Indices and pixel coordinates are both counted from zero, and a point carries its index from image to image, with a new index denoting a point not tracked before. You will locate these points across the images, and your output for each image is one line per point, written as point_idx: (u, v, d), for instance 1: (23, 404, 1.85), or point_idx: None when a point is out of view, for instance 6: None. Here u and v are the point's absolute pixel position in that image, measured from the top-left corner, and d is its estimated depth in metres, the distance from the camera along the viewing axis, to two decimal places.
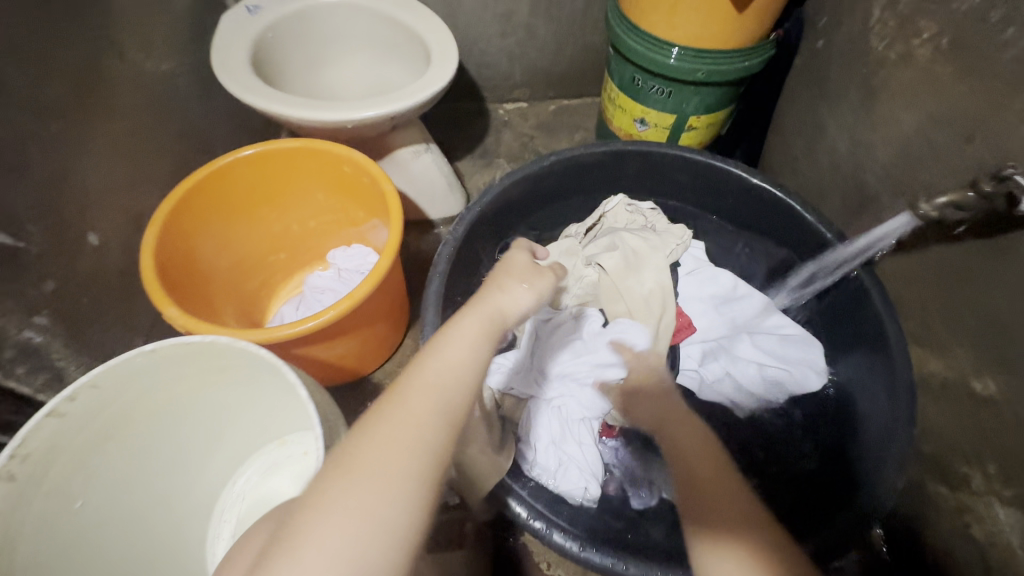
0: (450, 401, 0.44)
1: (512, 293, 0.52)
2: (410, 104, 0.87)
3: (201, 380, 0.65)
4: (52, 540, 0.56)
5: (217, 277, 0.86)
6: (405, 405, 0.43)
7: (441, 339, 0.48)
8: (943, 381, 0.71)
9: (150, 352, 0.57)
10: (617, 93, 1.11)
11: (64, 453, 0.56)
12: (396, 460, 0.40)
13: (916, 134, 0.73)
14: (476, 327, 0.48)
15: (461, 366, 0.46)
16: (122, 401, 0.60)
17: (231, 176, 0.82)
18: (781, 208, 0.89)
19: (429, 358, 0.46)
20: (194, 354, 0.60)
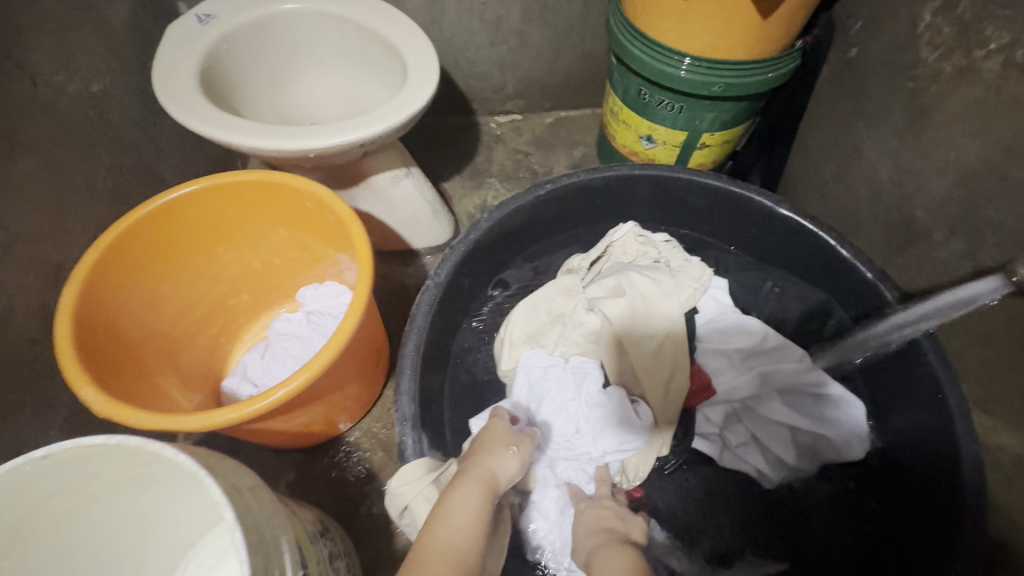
0: (467, 566, 0.48)
1: (506, 454, 0.60)
2: (382, 127, 0.75)
3: (119, 481, 0.52)
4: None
5: (159, 331, 0.74)
6: (435, 568, 0.46)
7: (446, 504, 0.53)
8: (1017, 458, 0.60)
9: (42, 458, 0.45)
10: (620, 107, 0.99)
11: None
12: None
13: (982, 163, 0.62)
14: (475, 483, 0.55)
15: (469, 526, 0.51)
16: (15, 515, 0.47)
17: (173, 216, 0.70)
18: (813, 243, 0.77)
19: (443, 524, 0.51)
20: (104, 456, 0.48)
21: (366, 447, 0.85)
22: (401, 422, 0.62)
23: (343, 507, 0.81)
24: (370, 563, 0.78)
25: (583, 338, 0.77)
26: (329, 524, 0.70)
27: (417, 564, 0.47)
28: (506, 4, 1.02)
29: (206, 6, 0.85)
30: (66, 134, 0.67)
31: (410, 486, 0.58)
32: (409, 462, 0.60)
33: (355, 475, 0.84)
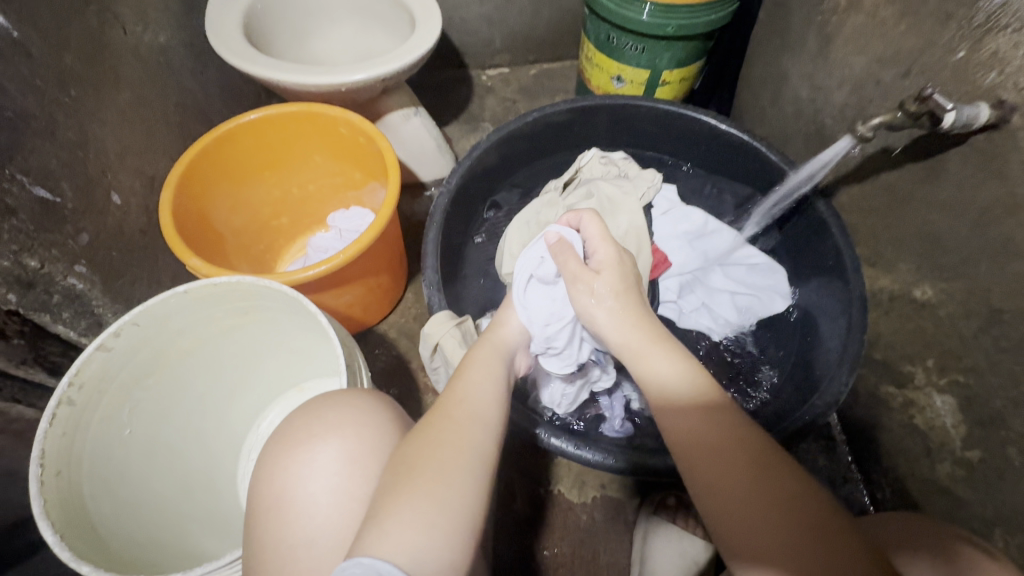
0: (485, 415, 0.55)
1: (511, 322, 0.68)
2: (398, 65, 0.92)
3: (226, 322, 0.72)
4: (108, 463, 0.64)
5: (228, 238, 0.93)
6: (454, 416, 0.54)
7: (467, 370, 0.60)
8: (891, 294, 0.80)
9: (185, 292, 0.64)
10: (594, 52, 1.17)
11: (112, 386, 0.64)
12: (453, 454, 0.50)
13: (865, 74, 0.80)
14: (494, 355, 0.63)
15: (491, 389, 0.58)
16: (158, 339, 0.67)
17: (235, 142, 0.88)
18: (745, 151, 0.97)
19: (464, 386, 0.58)
20: (224, 295, 0.67)
21: (394, 337, 1.05)
22: (430, 287, 0.82)
23: (379, 382, 1.01)
24: None
25: None
26: None
27: (439, 416, 0.54)
28: None
29: None
30: (147, 76, 0.83)
31: (439, 327, 0.77)
32: (437, 312, 0.80)
33: (387, 358, 1.03)
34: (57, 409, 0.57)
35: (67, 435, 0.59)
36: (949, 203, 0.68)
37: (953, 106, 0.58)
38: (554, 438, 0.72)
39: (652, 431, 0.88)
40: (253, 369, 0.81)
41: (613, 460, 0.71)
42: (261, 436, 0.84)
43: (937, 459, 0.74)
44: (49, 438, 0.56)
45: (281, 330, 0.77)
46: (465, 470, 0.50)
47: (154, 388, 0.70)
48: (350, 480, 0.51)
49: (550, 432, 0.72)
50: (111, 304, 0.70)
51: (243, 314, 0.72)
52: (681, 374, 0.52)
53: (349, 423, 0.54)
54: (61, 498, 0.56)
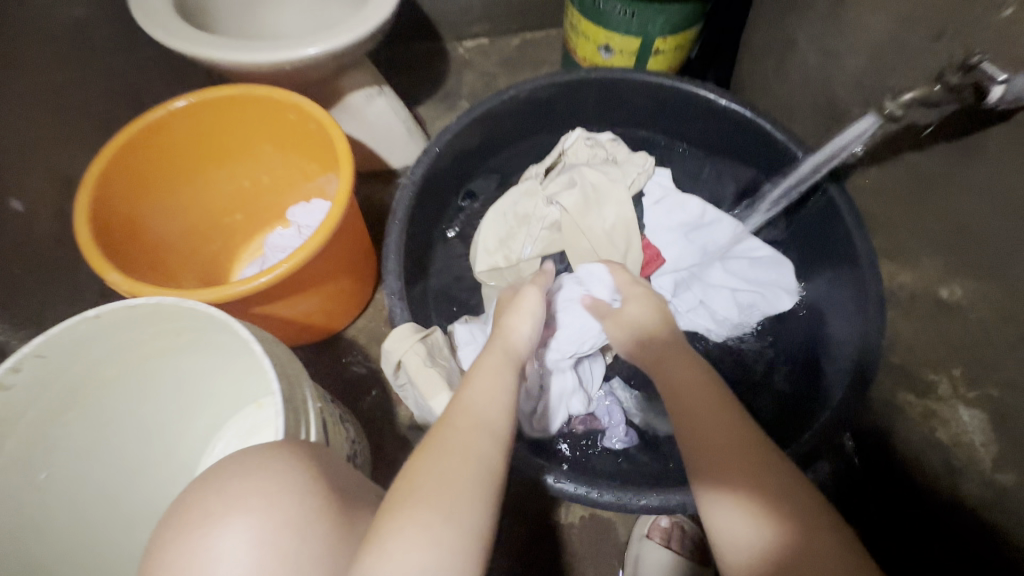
0: (493, 425, 0.48)
1: (521, 328, 0.61)
2: (350, 38, 0.81)
3: (156, 344, 0.63)
4: (17, 517, 0.55)
5: (171, 241, 0.83)
6: (459, 424, 0.47)
7: (474, 373, 0.54)
8: (912, 293, 0.71)
9: (96, 317, 0.54)
10: (579, 19, 1.04)
11: (15, 428, 0.54)
12: (458, 468, 0.44)
13: (885, 37, 0.68)
14: (499, 359, 0.55)
15: (501, 395, 0.51)
16: (71, 371, 0.57)
17: (168, 131, 0.76)
18: (748, 128, 0.86)
19: (469, 389, 0.51)
20: (148, 317, 0.57)
21: (364, 343, 0.96)
22: (391, 295, 0.73)
23: (347, 393, 0.92)
24: (376, 435, 0.90)
25: (546, 231, 0.84)
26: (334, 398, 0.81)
27: (443, 425, 0.48)
28: None
29: None
30: (57, 57, 0.72)
31: (401, 343, 0.68)
32: (399, 324, 0.71)
33: (356, 366, 0.94)
34: None
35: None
36: (987, 190, 0.58)
37: (1005, 76, 0.49)
38: (563, 482, 0.62)
39: (659, 448, 0.79)
40: (199, 390, 0.72)
41: (631, 504, 0.61)
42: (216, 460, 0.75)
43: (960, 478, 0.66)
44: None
45: (226, 352, 0.67)
46: (471, 486, 0.43)
47: (77, 423, 0.61)
48: (263, 556, 0.42)
49: (558, 476, 0.62)
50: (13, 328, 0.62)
51: (176, 335, 0.62)
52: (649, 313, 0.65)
53: (254, 492, 0.44)
54: None
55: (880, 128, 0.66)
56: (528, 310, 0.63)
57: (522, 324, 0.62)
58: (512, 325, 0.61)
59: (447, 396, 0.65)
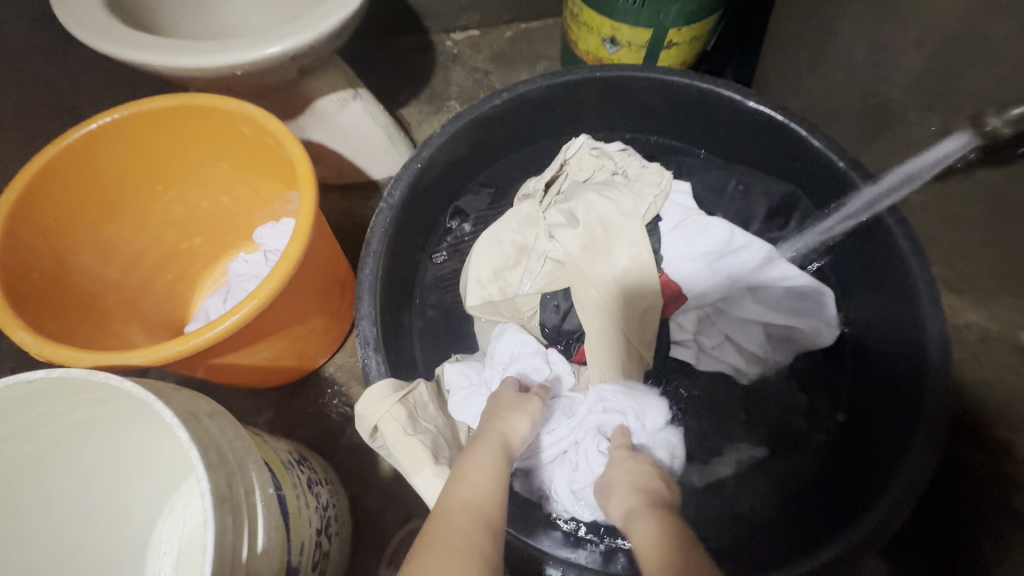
0: (488, 517, 0.43)
1: (519, 419, 0.54)
2: (312, 35, 0.68)
3: (76, 413, 0.51)
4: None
5: (113, 275, 0.72)
6: (459, 520, 0.42)
7: (466, 458, 0.49)
8: (983, 334, 0.60)
9: None
10: (581, 7, 0.92)
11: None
12: (468, 571, 0.38)
13: (953, 26, 0.56)
14: (487, 440, 0.51)
15: (497, 481, 0.47)
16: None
17: (95, 148, 0.64)
18: (780, 133, 0.75)
19: (463, 476, 0.47)
20: (56, 392, 0.47)
21: (343, 382, 0.85)
22: (365, 345, 0.61)
23: (324, 440, 0.82)
24: (357, 489, 0.79)
25: (548, 266, 0.73)
26: (306, 454, 0.70)
27: (440, 519, 0.43)
28: None
29: None
30: None
31: (378, 406, 0.57)
32: (376, 383, 0.59)
33: (335, 408, 0.83)
34: None
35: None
36: None
37: None
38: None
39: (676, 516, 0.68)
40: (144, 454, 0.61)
41: None
42: (176, 526, 0.64)
43: None
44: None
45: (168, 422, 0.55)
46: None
47: None
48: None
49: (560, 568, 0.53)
50: None
51: (100, 407, 0.51)
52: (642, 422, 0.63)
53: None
54: None
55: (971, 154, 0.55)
56: (530, 413, 0.56)
57: (522, 421, 0.54)
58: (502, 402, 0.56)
59: (432, 473, 0.55)
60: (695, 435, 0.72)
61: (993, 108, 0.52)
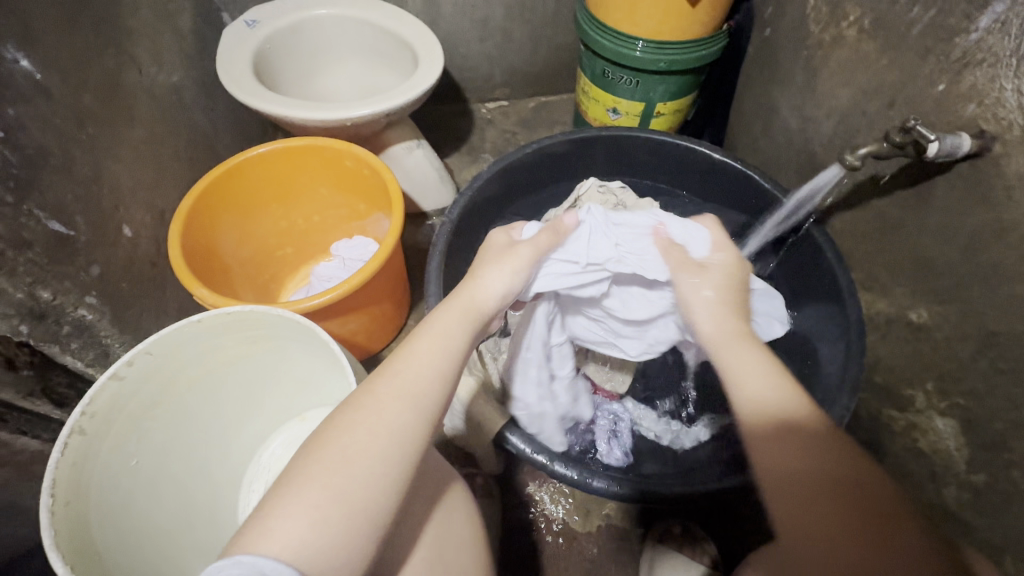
0: (422, 402, 0.49)
1: (489, 278, 0.58)
2: (402, 101, 0.96)
3: (233, 351, 0.82)
4: (113, 491, 0.71)
5: (236, 267, 0.95)
6: (383, 393, 0.48)
7: (421, 335, 0.53)
8: (887, 318, 0.82)
9: (197, 321, 0.73)
10: (590, 86, 1.21)
11: (120, 416, 0.71)
12: (370, 438, 0.46)
13: (852, 105, 0.83)
14: (460, 314, 0.55)
15: (440, 367, 0.51)
16: (165, 368, 0.75)
17: (242, 174, 0.89)
18: (739, 179, 1.00)
19: (409, 354, 0.51)
20: (232, 325, 0.77)
21: None
22: None
23: None
24: None
25: None
26: None
27: (368, 392, 0.49)
28: (491, 6, 1.23)
29: (251, 14, 1.05)
30: (160, 113, 0.86)
31: None
32: None
33: None
34: (70, 438, 0.64)
35: (76, 464, 0.65)
36: (939, 229, 0.70)
37: (936, 137, 0.61)
38: (563, 467, 0.71)
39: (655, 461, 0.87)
40: (256, 397, 0.91)
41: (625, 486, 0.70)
42: (262, 468, 0.92)
43: (942, 482, 0.74)
44: (60, 468, 0.62)
45: (288, 358, 0.87)
46: (380, 456, 0.45)
47: (160, 417, 0.78)
48: None
49: (555, 460, 0.72)
50: (119, 335, 0.71)
51: (251, 343, 0.82)
52: (781, 391, 0.51)
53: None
54: (72, 525, 0.63)
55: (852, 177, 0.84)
56: (511, 267, 0.59)
57: (493, 272, 0.59)
58: (483, 275, 0.58)
59: None
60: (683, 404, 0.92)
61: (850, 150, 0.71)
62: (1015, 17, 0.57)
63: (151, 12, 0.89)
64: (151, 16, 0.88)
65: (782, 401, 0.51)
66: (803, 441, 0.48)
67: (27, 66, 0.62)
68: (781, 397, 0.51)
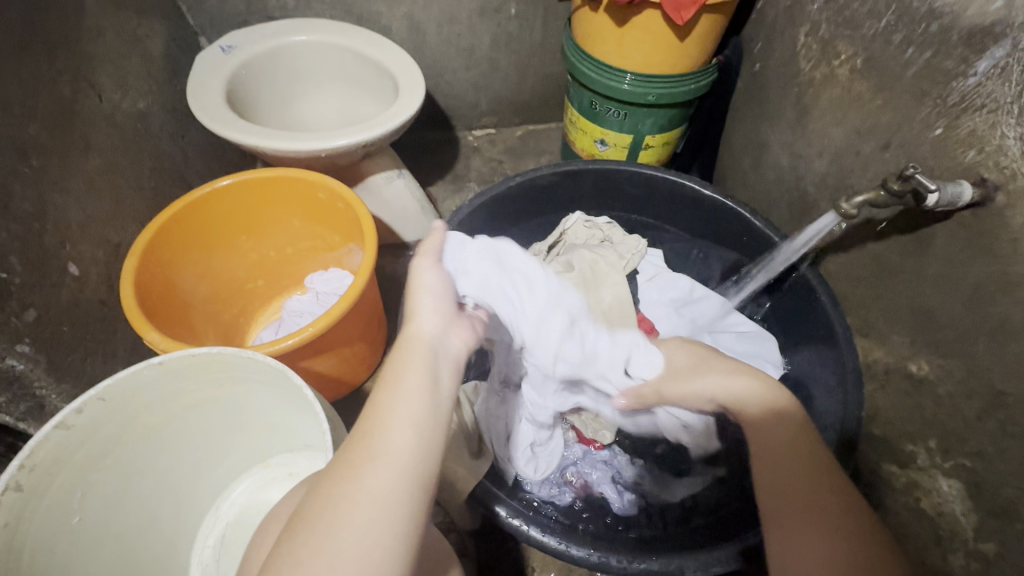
0: (401, 463, 0.43)
1: (424, 317, 0.53)
2: (381, 132, 0.92)
3: (199, 394, 0.76)
4: (51, 552, 0.64)
5: (199, 303, 0.89)
6: (358, 460, 0.43)
7: (381, 387, 0.48)
8: (886, 367, 0.78)
9: (158, 364, 0.67)
10: (578, 117, 1.18)
11: (67, 467, 0.65)
12: (348, 512, 0.40)
13: (844, 144, 0.80)
14: (422, 358, 0.49)
15: (409, 415, 0.45)
16: (122, 413, 0.69)
17: (208, 204, 0.85)
18: (729, 216, 0.96)
19: (377, 410, 0.46)
20: (196, 367, 0.71)
21: None
22: None
23: None
24: None
25: None
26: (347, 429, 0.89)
27: (341, 456, 0.44)
28: (478, 35, 1.20)
29: (227, 39, 1.02)
30: (122, 141, 0.82)
31: None
32: None
33: None
34: (2, 496, 0.58)
35: (9, 526, 0.59)
36: (940, 278, 0.67)
37: (937, 187, 0.58)
38: (541, 534, 0.66)
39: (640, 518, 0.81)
40: (222, 442, 0.84)
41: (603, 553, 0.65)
42: (218, 520, 0.85)
43: (949, 549, 0.67)
44: None
45: (255, 403, 0.81)
46: (363, 527, 0.40)
47: (110, 468, 0.71)
48: None
49: (530, 525, 0.67)
50: (56, 384, 0.65)
51: (216, 385, 0.76)
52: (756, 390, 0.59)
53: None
54: None
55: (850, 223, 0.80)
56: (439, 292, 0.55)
57: (424, 307, 0.54)
58: (417, 313, 0.53)
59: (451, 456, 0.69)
60: (671, 454, 0.86)
61: (845, 197, 0.68)
62: (1016, 62, 0.55)
63: (117, 36, 0.85)
64: (117, 41, 0.84)
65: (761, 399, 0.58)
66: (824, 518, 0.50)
67: None
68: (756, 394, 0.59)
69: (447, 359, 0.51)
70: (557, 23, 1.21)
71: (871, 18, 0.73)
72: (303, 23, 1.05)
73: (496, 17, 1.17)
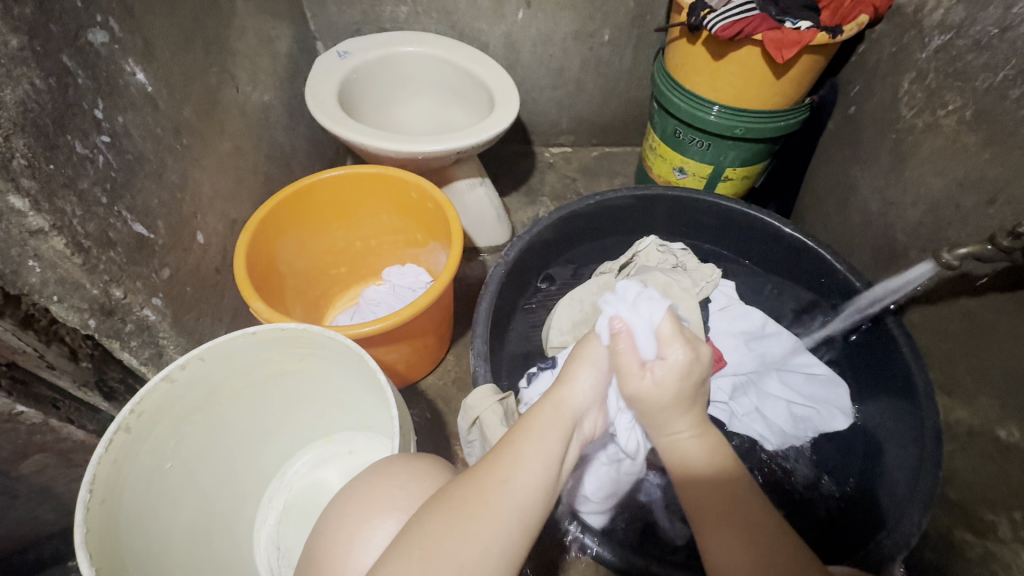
0: (528, 519, 0.46)
1: (580, 382, 0.54)
2: (475, 142, 0.97)
3: (283, 365, 0.82)
4: (147, 491, 0.71)
5: (292, 280, 0.97)
6: (493, 505, 0.45)
7: (521, 436, 0.50)
8: (970, 429, 0.75)
9: (253, 334, 0.73)
10: (658, 143, 1.20)
11: (164, 416, 0.72)
12: (471, 556, 0.43)
13: (944, 195, 0.78)
14: (556, 420, 0.51)
15: (541, 479, 0.48)
16: (216, 373, 0.75)
17: (312, 191, 0.92)
18: (809, 256, 0.95)
19: (516, 463, 0.48)
20: (286, 339, 0.76)
21: (431, 399, 1.05)
22: (477, 356, 0.82)
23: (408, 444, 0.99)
24: None
25: None
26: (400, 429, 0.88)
27: (476, 488, 0.46)
28: (569, 57, 1.25)
29: (344, 46, 1.11)
30: (248, 129, 0.91)
31: (482, 400, 0.74)
32: (481, 383, 0.79)
33: (422, 421, 1.03)
34: (114, 436, 0.64)
35: (117, 462, 0.66)
36: None
37: None
38: (597, 543, 0.68)
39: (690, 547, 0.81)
40: (293, 414, 0.90)
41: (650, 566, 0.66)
42: (283, 486, 0.91)
43: None
44: (101, 464, 0.63)
45: (329, 379, 0.86)
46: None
47: (198, 423, 0.78)
48: None
49: (587, 533, 0.68)
50: (175, 337, 0.72)
51: (298, 358, 0.81)
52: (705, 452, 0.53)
53: (379, 494, 0.54)
54: (99, 530, 0.63)
55: (940, 275, 0.78)
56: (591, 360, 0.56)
57: (583, 373, 0.55)
58: (576, 376, 0.55)
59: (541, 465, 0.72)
60: None
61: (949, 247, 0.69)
62: None
63: (256, 36, 0.95)
64: (255, 40, 0.95)
65: (700, 455, 0.53)
66: (740, 521, 0.50)
67: (142, 79, 0.66)
68: (706, 457, 0.53)
69: (578, 431, 0.53)
70: (647, 51, 1.25)
71: (985, 71, 0.71)
72: (412, 35, 1.14)
73: (589, 42, 1.22)
